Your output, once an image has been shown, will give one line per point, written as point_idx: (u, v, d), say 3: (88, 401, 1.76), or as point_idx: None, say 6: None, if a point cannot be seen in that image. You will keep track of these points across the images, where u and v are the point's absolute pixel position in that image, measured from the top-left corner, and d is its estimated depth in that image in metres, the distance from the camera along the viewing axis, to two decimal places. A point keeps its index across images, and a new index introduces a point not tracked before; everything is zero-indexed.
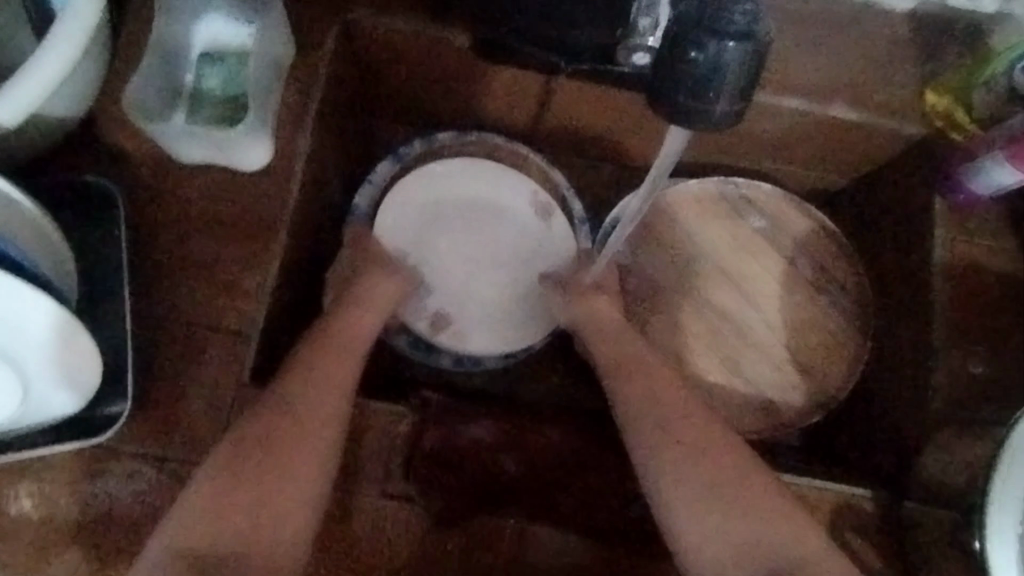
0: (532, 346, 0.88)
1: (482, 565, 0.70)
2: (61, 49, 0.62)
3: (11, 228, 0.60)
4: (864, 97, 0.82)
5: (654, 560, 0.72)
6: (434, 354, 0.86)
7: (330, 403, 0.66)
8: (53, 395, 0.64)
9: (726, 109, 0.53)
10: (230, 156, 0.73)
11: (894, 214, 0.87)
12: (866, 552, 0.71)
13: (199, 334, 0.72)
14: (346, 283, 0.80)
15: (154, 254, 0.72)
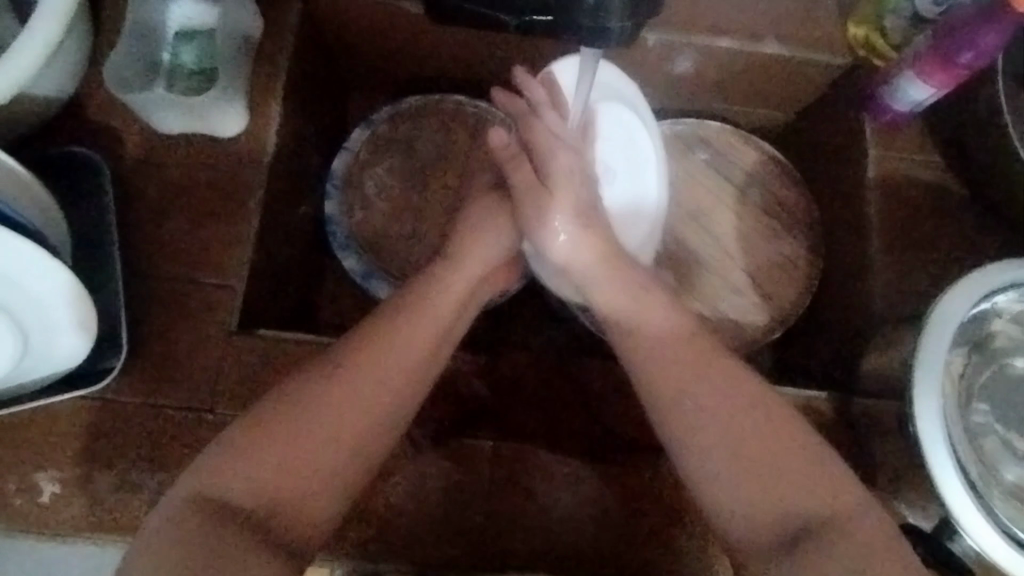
0: None
1: (467, 482, 0.76)
2: (43, 30, 0.68)
3: (15, 197, 0.67)
4: (792, 32, 0.88)
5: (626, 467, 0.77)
6: None
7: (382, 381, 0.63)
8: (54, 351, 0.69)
9: (621, 26, 0.61)
10: (206, 124, 0.79)
11: (832, 142, 0.94)
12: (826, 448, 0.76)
13: (187, 289, 0.77)
14: None
15: (142, 219, 0.78)
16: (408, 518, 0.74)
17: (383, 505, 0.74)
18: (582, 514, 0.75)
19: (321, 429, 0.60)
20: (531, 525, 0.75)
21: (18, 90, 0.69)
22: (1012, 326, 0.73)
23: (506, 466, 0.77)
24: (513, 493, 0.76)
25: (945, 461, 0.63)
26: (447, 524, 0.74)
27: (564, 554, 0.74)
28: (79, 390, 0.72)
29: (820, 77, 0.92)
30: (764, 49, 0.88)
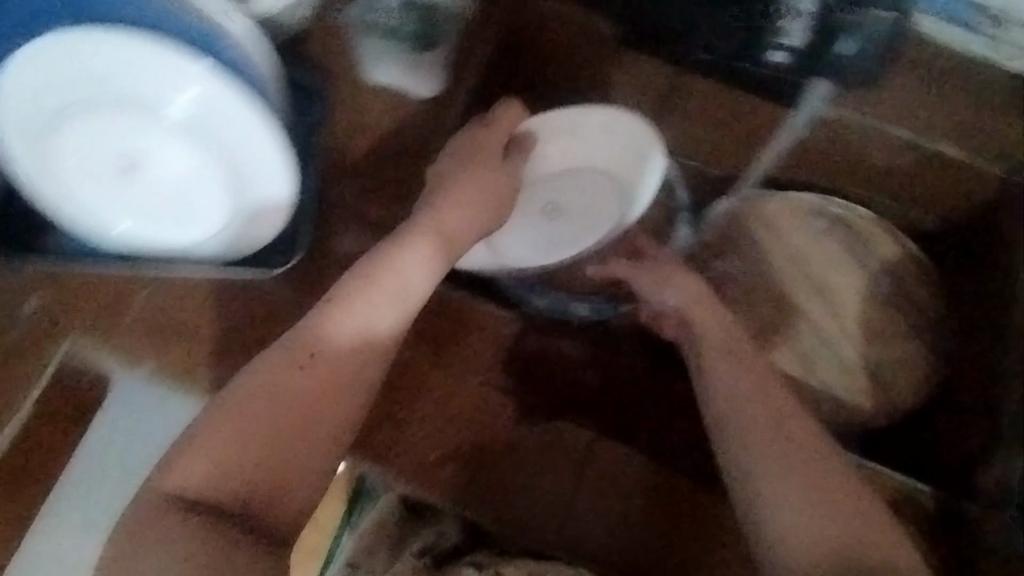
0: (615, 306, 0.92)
1: (550, 468, 0.79)
2: None
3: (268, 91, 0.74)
4: (970, 139, 0.90)
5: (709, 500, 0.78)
6: (532, 296, 0.90)
7: (362, 372, 0.69)
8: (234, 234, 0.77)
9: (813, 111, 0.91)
10: (407, 82, 0.88)
11: (984, 257, 0.94)
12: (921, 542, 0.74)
13: (353, 218, 0.83)
14: None
15: (329, 148, 0.85)
16: (488, 487, 0.78)
17: (469, 470, 0.78)
18: (649, 533, 0.77)
19: (311, 395, 0.66)
20: (598, 531, 0.78)
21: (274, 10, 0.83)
22: None
23: (586, 461, 0.80)
24: (589, 496, 0.79)
25: None
26: (523, 502, 0.78)
27: (614, 558, 0.77)
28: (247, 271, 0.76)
29: (986, 189, 0.92)
30: (938, 147, 0.90)
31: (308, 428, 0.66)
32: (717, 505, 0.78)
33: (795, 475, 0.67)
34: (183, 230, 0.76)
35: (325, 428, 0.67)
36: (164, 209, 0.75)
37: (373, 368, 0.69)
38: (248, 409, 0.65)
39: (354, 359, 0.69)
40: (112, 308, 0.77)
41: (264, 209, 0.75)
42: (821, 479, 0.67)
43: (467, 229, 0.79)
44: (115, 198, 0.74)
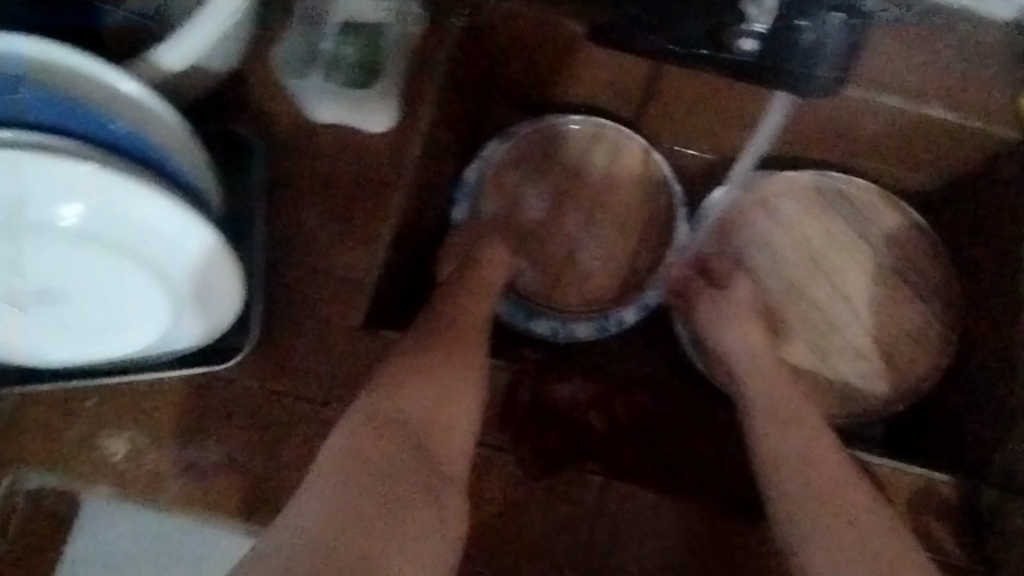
0: (625, 324, 0.89)
1: (571, 515, 0.74)
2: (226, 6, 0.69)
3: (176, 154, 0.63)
4: (963, 102, 0.83)
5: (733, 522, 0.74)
6: (531, 325, 0.88)
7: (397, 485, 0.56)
8: (204, 323, 0.71)
9: (825, 80, 0.67)
10: (359, 117, 0.79)
11: (994, 219, 0.87)
12: (942, 532, 0.76)
13: (319, 279, 0.76)
14: (456, 250, 0.82)
15: (282, 204, 0.77)
16: (511, 558, 0.73)
17: (484, 545, 0.72)
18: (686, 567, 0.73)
19: (426, 420, 0.59)
20: (637, 574, 0.73)
21: (195, 57, 0.69)
22: None
23: (602, 507, 0.74)
24: (617, 543, 0.73)
25: None
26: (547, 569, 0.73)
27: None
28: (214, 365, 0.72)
29: (984, 149, 0.86)
30: (930, 112, 0.84)
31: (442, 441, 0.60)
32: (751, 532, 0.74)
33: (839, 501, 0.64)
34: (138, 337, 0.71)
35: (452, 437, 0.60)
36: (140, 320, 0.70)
37: (419, 397, 0.60)
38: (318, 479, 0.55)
39: (440, 396, 0.61)
40: (70, 423, 0.72)
41: (205, 300, 0.68)
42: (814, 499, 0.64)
43: (183, 308, 0.69)
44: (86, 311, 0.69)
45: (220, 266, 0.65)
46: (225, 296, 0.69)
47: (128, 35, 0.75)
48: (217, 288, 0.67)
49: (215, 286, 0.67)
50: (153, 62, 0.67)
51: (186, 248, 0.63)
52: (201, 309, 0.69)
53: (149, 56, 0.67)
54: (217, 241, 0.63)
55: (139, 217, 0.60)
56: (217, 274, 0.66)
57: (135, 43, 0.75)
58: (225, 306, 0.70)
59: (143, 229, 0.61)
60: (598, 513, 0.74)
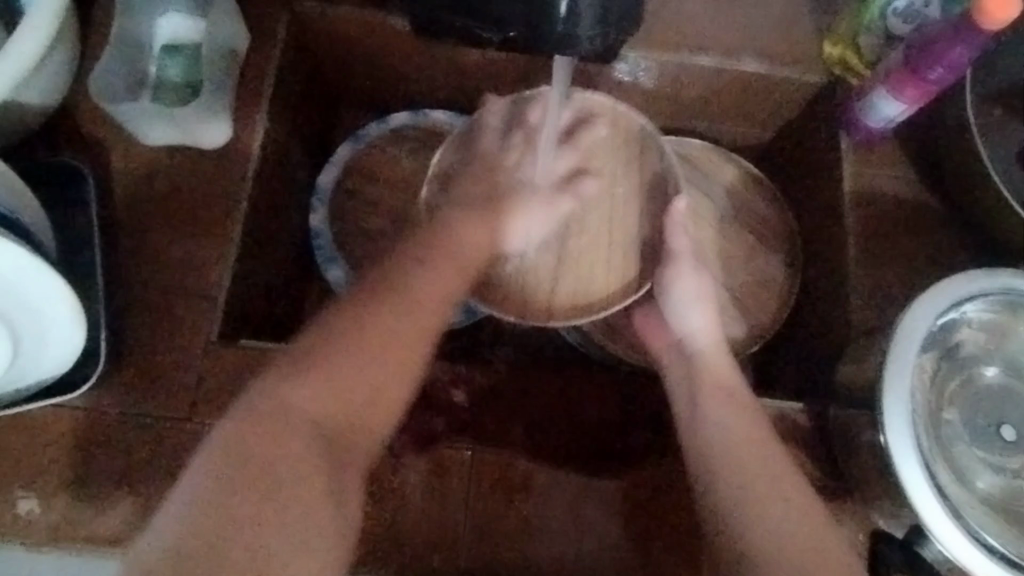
0: None
1: (443, 491, 0.75)
2: (31, 38, 0.68)
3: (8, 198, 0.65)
4: (768, 54, 0.90)
5: (600, 474, 0.78)
6: None
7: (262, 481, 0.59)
8: (47, 362, 0.69)
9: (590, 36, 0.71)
10: (192, 134, 0.79)
11: (815, 159, 0.94)
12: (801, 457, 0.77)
13: (170, 296, 0.77)
14: None
15: (126, 227, 0.78)
16: (389, 543, 0.73)
17: (358, 536, 0.73)
18: (562, 527, 0.75)
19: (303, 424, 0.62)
20: (515, 539, 0.74)
21: (5, 95, 0.68)
22: (977, 334, 0.74)
23: (471, 479, 0.76)
24: (492, 512, 0.75)
25: (914, 466, 0.64)
26: (425, 550, 0.74)
27: (543, 559, 0.74)
28: (54, 397, 0.71)
29: (796, 96, 0.93)
30: (742, 67, 0.90)
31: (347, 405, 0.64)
32: (618, 479, 0.77)
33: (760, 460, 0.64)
34: None
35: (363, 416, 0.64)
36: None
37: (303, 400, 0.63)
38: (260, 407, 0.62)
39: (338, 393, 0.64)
40: None
41: (50, 342, 0.68)
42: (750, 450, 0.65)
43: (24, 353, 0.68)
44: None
45: (62, 307, 0.66)
46: (70, 339, 0.68)
47: None
48: (56, 333, 0.67)
49: (55, 331, 0.67)
50: None
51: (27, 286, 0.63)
52: (44, 353, 0.69)
53: None
54: (58, 280, 0.64)
55: None
56: (59, 316, 0.66)
57: None
58: (72, 350, 0.69)
59: None
60: (469, 482, 0.76)
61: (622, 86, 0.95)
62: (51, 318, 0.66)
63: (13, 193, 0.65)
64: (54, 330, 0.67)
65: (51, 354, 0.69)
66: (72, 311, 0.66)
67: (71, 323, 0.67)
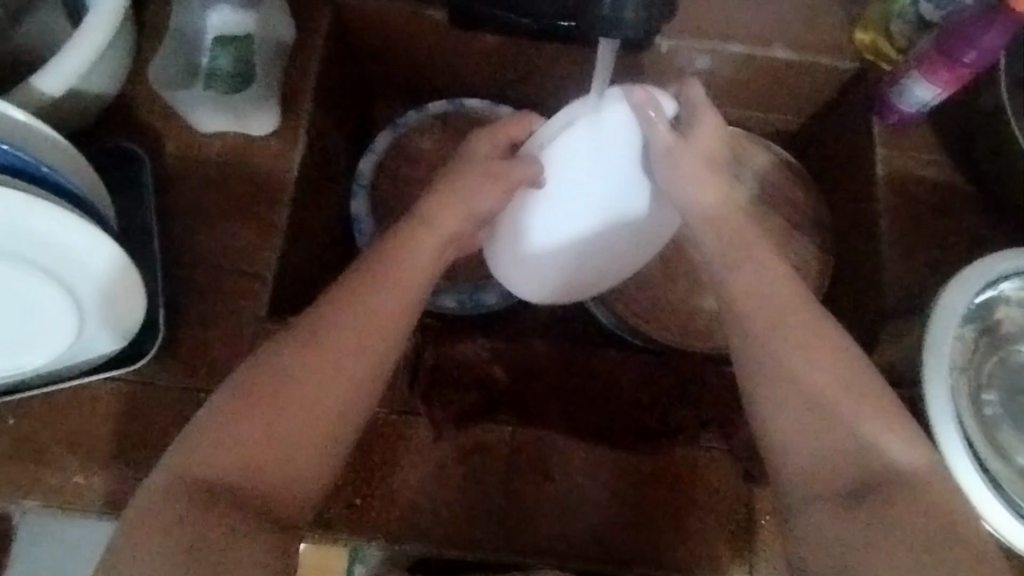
0: None
1: (484, 466, 0.77)
2: (96, 27, 0.72)
3: (75, 173, 0.68)
4: (801, 41, 0.91)
5: (639, 452, 0.79)
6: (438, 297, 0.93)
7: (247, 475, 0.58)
8: (106, 335, 0.72)
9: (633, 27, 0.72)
10: (242, 121, 0.82)
11: (847, 143, 0.95)
12: None
13: (222, 275, 0.80)
14: None
15: (180, 209, 0.81)
16: (431, 515, 0.75)
17: (400, 508, 0.75)
18: (601, 500, 0.76)
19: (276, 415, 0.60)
20: (554, 514, 0.76)
21: (72, 82, 0.72)
22: (1017, 312, 0.75)
23: (510, 455, 0.78)
24: (532, 486, 0.77)
25: (955, 438, 0.65)
26: (468, 522, 0.75)
27: (571, 534, 0.75)
28: (117, 369, 0.75)
29: (828, 81, 0.95)
30: (775, 54, 0.91)
31: (324, 401, 0.61)
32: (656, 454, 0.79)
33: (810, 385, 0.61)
34: (39, 356, 0.72)
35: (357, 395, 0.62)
36: (36, 343, 0.71)
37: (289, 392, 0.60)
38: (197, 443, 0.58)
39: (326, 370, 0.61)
40: None
41: (112, 316, 0.71)
42: (802, 403, 0.60)
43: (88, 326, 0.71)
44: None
45: (125, 280, 0.69)
46: (131, 311, 0.71)
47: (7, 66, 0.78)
48: (116, 307, 0.70)
49: (117, 305, 0.70)
50: (28, 89, 0.69)
51: (89, 263, 0.66)
52: (105, 326, 0.72)
53: (25, 83, 0.70)
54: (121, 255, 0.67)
55: (42, 232, 0.63)
56: (120, 289, 0.69)
57: (16, 72, 0.78)
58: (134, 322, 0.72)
59: (44, 241, 0.63)
60: (508, 457, 0.78)
61: (655, 75, 0.97)
62: (118, 291, 0.69)
63: (78, 170, 0.68)
64: (117, 304, 0.70)
65: (114, 326, 0.72)
66: (132, 284, 0.69)
67: (130, 294, 0.70)
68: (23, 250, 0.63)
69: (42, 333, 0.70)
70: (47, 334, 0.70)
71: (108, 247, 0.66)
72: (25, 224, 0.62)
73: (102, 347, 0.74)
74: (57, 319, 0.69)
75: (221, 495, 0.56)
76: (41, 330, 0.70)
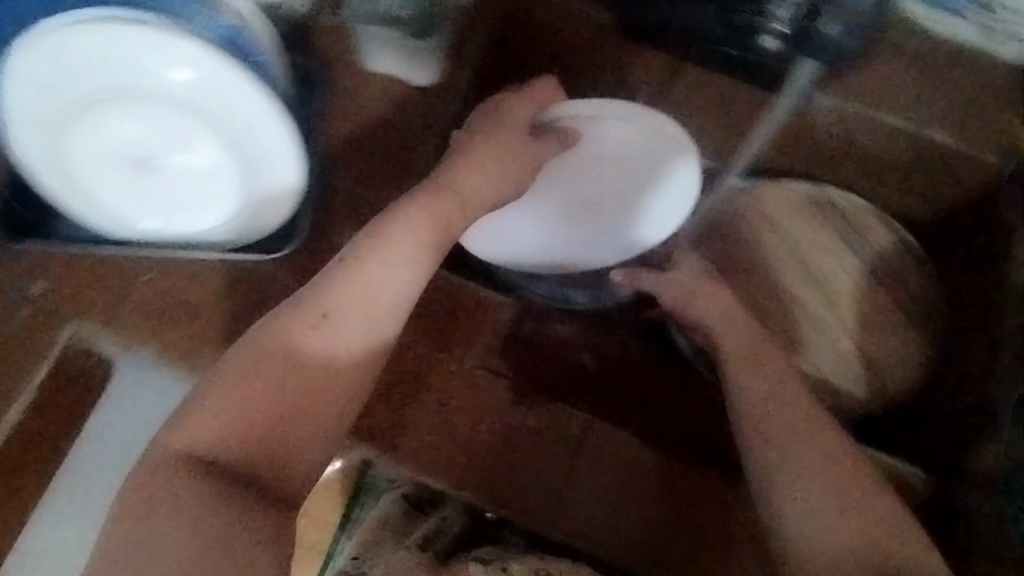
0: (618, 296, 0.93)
1: (544, 447, 0.79)
2: None
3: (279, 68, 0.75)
4: (956, 128, 0.91)
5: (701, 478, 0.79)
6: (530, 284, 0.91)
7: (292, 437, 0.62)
8: (262, 218, 0.81)
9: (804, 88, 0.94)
10: (411, 69, 0.88)
11: (975, 242, 0.96)
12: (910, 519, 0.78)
13: (355, 204, 0.86)
14: None
15: (332, 136, 0.87)
16: (480, 475, 0.77)
17: (453, 460, 0.77)
18: (647, 510, 0.77)
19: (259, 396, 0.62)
20: (602, 506, 0.77)
21: None
22: None
23: (569, 446, 0.79)
24: (585, 480, 0.78)
25: None
26: (512, 493, 0.77)
27: (622, 535, 0.76)
28: (253, 255, 0.80)
29: (976, 176, 0.93)
30: (927, 134, 0.92)
31: (320, 395, 0.64)
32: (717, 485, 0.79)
33: (804, 449, 0.71)
34: (202, 219, 0.80)
35: (345, 354, 0.66)
36: (202, 206, 0.79)
37: (259, 379, 0.63)
38: (223, 401, 0.62)
39: (320, 332, 0.66)
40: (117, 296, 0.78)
41: (272, 200, 0.79)
42: (809, 462, 0.69)
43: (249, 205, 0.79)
44: (146, 185, 0.78)
45: (292, 171, 0.76)
46: (289, 203, 0.79)
47: None
48: (278, 193, 0.78)
49: (280, 192, 0.78)
50: None
51: (270, 146, 0.74)
52: (263, 211, 0.80)
53: None
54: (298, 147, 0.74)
55: (243, 110, 0.71)
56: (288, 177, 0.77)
57: None
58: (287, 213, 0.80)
59: (242, 117, 0.71)
60: (568, 446, 0.79)
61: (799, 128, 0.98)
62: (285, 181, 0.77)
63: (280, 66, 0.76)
64: (280, 191, 0.78)
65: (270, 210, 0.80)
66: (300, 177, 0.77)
67: (290, 195, 0.79)
68: (223, 121, 0.72)
69: (213, 199, 0.79)
70: (215, 201, 0.79)
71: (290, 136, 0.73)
72: (232, 100, 0.70)
73: (233, 231, 0.81)
74: (228, 191, 0.78)
75: (219, 466, 0.59)
76: (213, 196, 0.79)
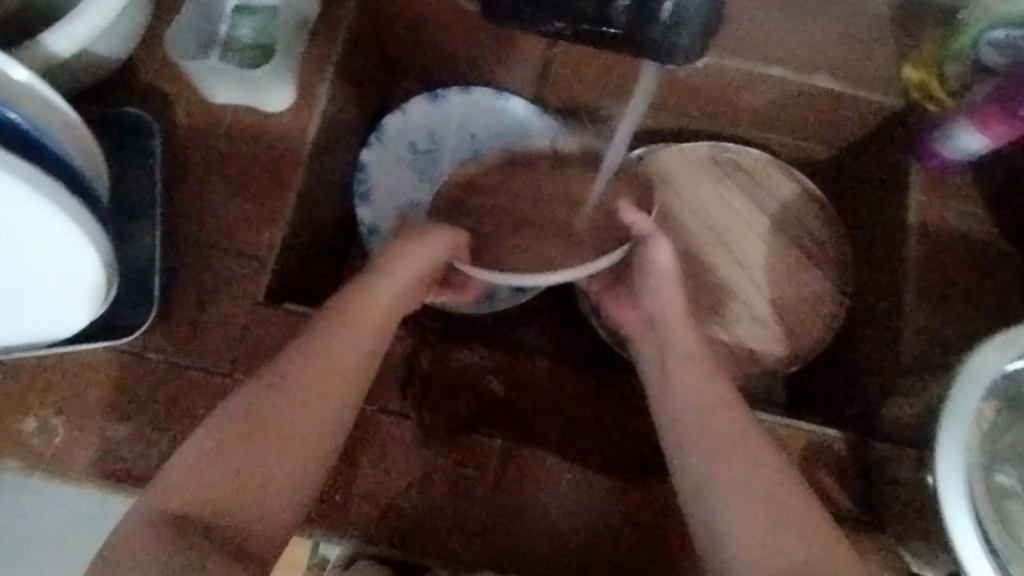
0: (496, 296, 0.90)
1: (471, 479, 0.74)
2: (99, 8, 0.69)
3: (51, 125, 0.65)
4: (843, 69, 0.87)
5: (628, 478, 0.76)
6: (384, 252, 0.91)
7: None
8: (74, 313, 0.69)
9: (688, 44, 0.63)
10: (258, 96, 0.79)
11: (877, 189, 0.93)
12: (835, 487, 0.76)
13: (216, 258, 0.78)
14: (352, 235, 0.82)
15: (182, 185, 0.79)
16: (406, 520, 0.73)
17: (379, 511, 0.72)
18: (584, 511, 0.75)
19: None
20: (532, 533, 0.74)
21: (84, 43, 0.70)
22: None
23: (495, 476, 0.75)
24: (522, 508, 0.74)
25: (962, 513, 0.60)
26: (444, 530, 0.73)
27: (566, 553, 0.73)
28: (103, 341, 0.75)
29: (868, 119, 0.90)
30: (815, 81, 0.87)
31: None
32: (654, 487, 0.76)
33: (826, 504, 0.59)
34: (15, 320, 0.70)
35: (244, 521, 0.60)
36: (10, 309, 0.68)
37: None
38: None
39: None
40: None
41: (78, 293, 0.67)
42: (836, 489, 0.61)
43: (63, 300, 0.68)
44: None
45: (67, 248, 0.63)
46: (95, 297, 0.68)
47: (17, 16, 0.76)
48: (87, 288, 0.67)
49: (92, 287, 0.67)
50: (38, 47, 0.68)
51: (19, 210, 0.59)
52: (81, 307, 0.69)
53: (37, 42, 0.68)
54: (49, 207, 0.59)
55: None
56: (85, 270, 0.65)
57: (28, 23, 0.76)
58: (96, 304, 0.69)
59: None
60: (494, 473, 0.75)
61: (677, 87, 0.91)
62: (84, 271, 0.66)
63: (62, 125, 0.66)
64: (90, 288, 0.67)
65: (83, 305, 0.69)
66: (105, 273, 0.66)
67: (97, 286, 0.67)
68: None
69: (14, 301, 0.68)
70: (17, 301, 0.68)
71: (32, 201, 0.59)
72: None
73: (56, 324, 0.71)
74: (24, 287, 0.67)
75: None
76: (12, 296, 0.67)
